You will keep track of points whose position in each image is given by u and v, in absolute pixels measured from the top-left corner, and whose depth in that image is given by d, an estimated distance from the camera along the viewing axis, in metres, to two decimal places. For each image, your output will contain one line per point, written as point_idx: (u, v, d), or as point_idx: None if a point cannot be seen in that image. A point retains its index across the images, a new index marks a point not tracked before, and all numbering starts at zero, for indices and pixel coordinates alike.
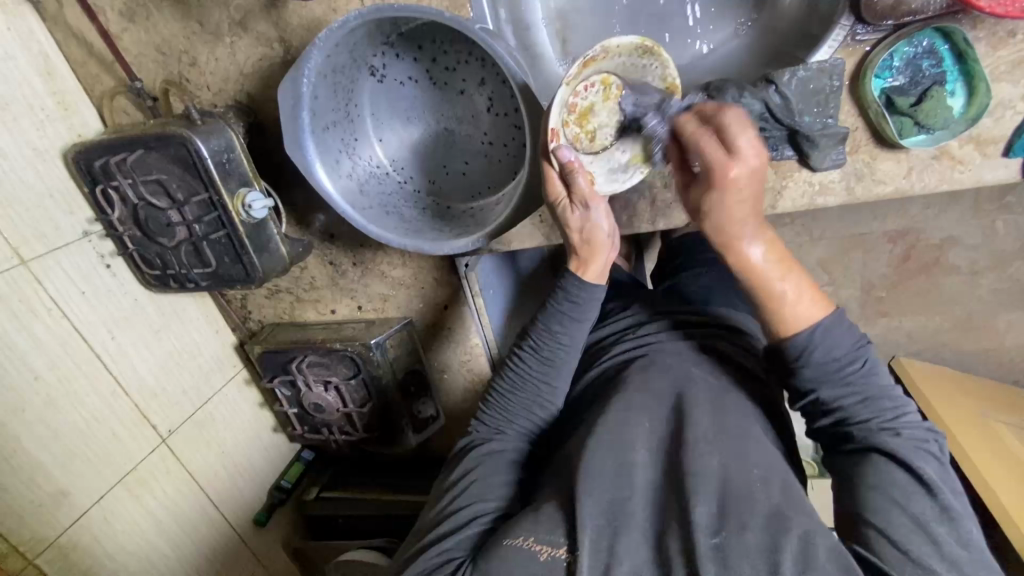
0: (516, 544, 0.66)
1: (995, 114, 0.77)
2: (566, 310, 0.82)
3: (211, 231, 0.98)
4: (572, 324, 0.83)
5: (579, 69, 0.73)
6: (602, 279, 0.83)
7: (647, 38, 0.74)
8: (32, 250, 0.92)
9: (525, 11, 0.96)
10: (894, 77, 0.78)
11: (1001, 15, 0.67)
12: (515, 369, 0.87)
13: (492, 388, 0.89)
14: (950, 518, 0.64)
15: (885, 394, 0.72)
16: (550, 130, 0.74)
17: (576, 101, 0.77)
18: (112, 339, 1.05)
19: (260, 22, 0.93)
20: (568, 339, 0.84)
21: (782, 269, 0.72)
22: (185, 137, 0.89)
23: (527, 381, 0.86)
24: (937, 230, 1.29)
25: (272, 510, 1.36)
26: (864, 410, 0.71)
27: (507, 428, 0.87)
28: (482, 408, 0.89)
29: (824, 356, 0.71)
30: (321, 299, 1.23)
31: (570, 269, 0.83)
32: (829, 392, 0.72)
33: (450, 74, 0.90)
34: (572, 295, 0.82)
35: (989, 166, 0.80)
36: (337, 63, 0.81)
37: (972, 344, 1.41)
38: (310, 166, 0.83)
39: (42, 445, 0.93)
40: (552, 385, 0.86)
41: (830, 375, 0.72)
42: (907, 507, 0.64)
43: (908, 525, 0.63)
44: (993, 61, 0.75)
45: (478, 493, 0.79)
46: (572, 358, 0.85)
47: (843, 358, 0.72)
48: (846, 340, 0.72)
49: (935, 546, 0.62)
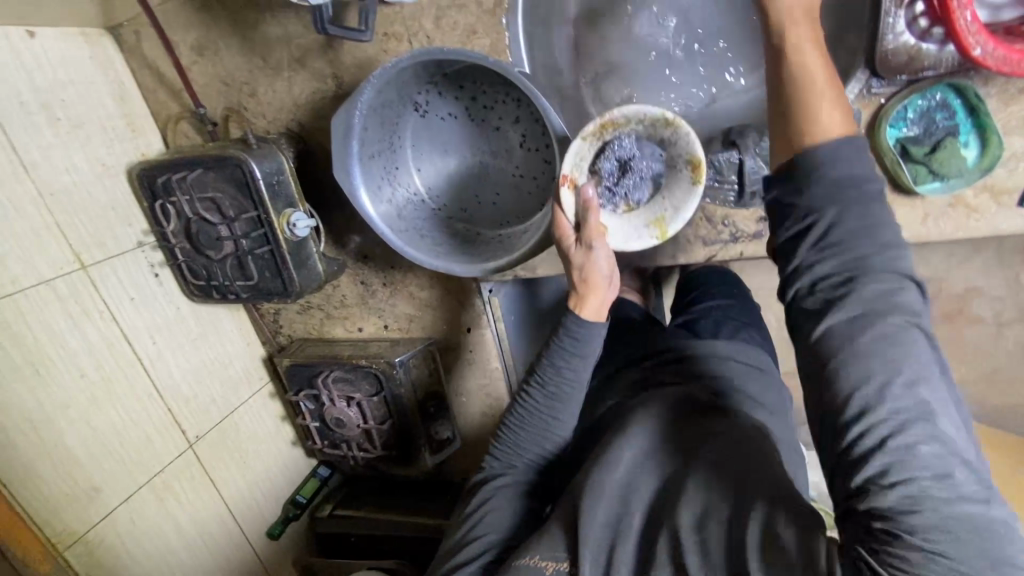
0: (526, 562, 0.73)
1: (1009, 165, 0.78)
2: (567, 346, 0.83)
3: (255, 246, 1.04)
4: (576, 361, 0.83)
5: (597, 128, 0.80)
6: (602, 318, 0.82)
7: (667, 112, 0.77)
8: (92, 257, 1.02)
9: (561, 60, 1.02)
10: (909, 128, 0.79)
11: (1009, 74, 0.65)
12: (523, 405, 0.87)
13: (502, 423, 0.90)
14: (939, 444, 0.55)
15: (892, 259, 0.59)
16: (563, 176, 0.81)
17: (601, 167, 0.82)
18: (153, 344, 1.11)
19: (316, 59, 1.01)
20: (572, 376, 0.84)
21: (829, 82, 0.62)
22: (241, 160, 0.97)
23: (534, 417, 0.86)
24: (959, 280, 1.31)
25: (286, 524, 1.37)
26: (884, 302, 0.58)
27: (518, 460, 0.88)
28: (494, 442, 0.90)
29: (842, 173, 0.59)
30: (349, 317, 1.28)
31: (569, 306, 0.82)
32: (839, 237, 0.59)
33: (487, 111, 0.96)
34: (572, 332, 0.82)
35: (1004, 215, 0.80)
36: (386, 98, 0.88)
37: (1000, 397, 1.39)
38: (355, 191, 0.88)
39: (81, 441, 0.98)
40: (559, 419, 0.86)
41: (857, 241, 0.59)
42: (899, 445, 0.55)
43: (898, 465, 0.55)
44: (1005, 115, 0.76)
45: (489, 525, 0.82)
46: (578, 393, 0.85)
47: (863, 185, 0.59)
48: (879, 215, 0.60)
49: (920, 483, 0.54)
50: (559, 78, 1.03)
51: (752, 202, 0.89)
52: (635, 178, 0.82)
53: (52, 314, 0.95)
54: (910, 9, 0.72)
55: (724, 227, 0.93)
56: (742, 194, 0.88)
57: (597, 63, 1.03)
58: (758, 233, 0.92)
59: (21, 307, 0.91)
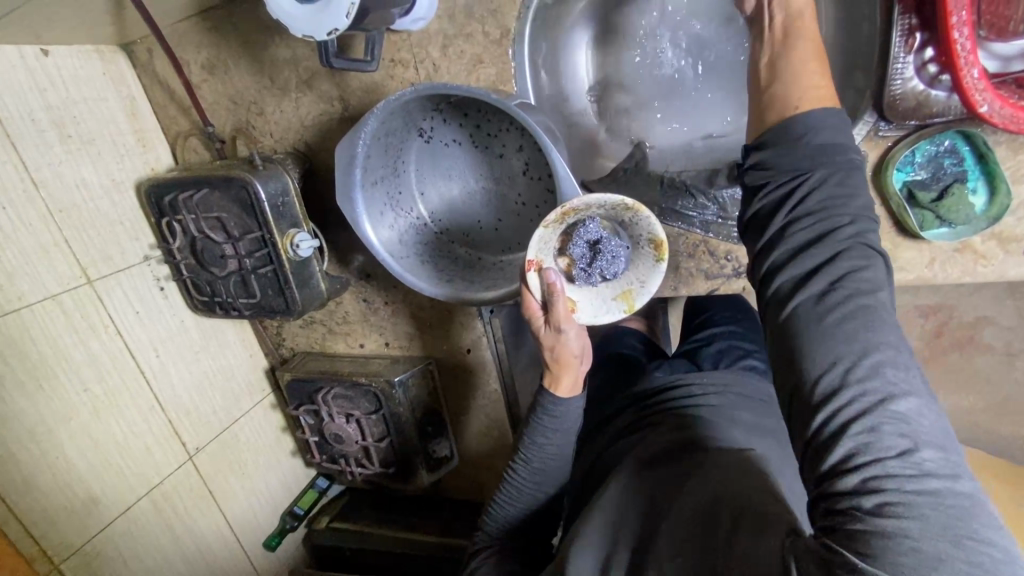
0: None
1: (1018, 213, 0.76)
2: (546, 424, 0.85)
3: (259, 265, 1.05)
4: (556, 436, 0.85)
5: (559, 216, 0.74)
6: (578, 390, 0.85)
7: (626, 200, 0.72)
8: (98, 271, 1.04)
9: (567, 87, 1.03)
10: (916, 172, 0.78)
11: (1016, 131, 0.64)
12: (510, 482, 0.88)
13: (492, 501, 0.91)
14: (911, 424, 0.51)
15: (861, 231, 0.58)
16: (529, 261, 0.75)
17: (569, 250, 0.78)
18: (156, 357, 1.13)
19: (324, 82, 1.02)
20: (554, 450, 0.85)
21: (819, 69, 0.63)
22: (246, 181, 0.97)
23: (522, 492, 0.87)
24: (969, 309, 1.32)
25: (283, 535, 1.38)
26: (859, 279, 0.55)
27: (510, 534, 0.89)
28: (484, 516, 0.92)
29: (826, 140, 0.59)
30: (351, 333, 1.29)
31: (545, 383, 0.85)
32: (812, 197, 0.59)
33: (491, 139, 0.96)
34: (550, 409, 0.84)
35: (1013, 262, 0.78)
36: (390, 126, 0.88)
37: (1009, 429, 1.38)
38: (358, 218, 0.88)
39: (82, 453, 0.99)
40: (547, 490, 0.88)
41: (834, 200, 0.58)
42: (869, 425, 0.51)
43: (867, 446, 0.51)
44: (1015, 163, 0.74)
45: None
46: (563, 464, 0.87)
47: (845, 150, 0.60)
48: (859, 188, 0.58)
49: (890, 463, 0.50)
50: (564, 106, 1.02)
51: None
52: (606, 257, 0.77)
53: (57, 328, 0.97)
54: (920, 54, 0.70)
55: (727, 261, 0.91)
56: None
57: (605, 90, 1.03)
58: None
59: (28, 322, 0.93)
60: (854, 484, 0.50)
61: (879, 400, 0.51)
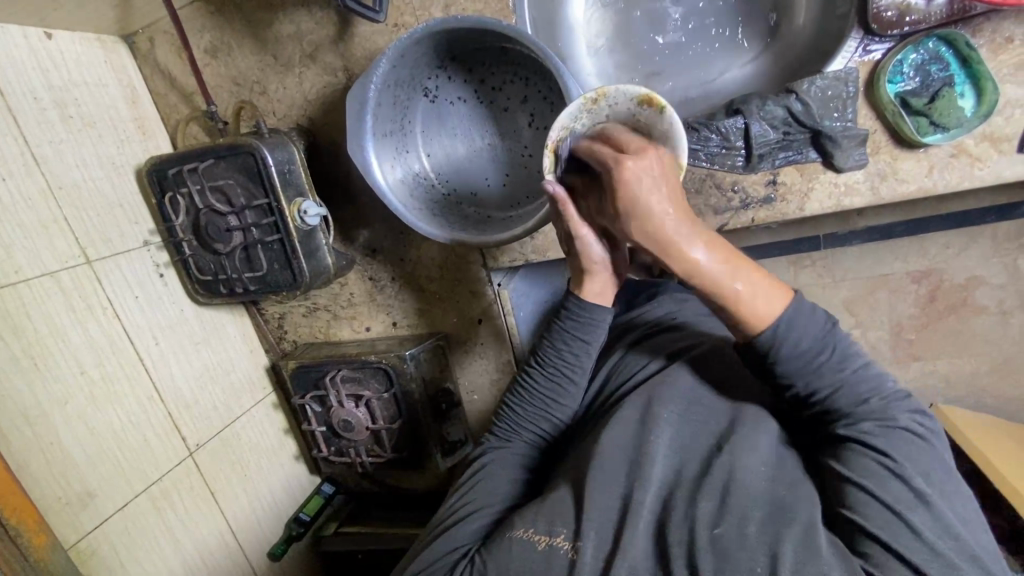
0: (518, 535, 0.67)
1: (1006, 112, 0.80)
2: (571, 330, 0.86)
3: (265, 235, 1.03)
4: (578, 344, 0.86)
5: (553, 160, 0.81)
6: (608, 300, 0.86)
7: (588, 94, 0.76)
8: (96, 251, 1.01)
9: (563, 48, 1.06)
10: (906, 82, 0.83)
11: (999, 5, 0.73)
12: (525, 384, 0.91)
13: (505, 404, 0.92)
14: (925, 502, 0.61)
15: (860, 378, 0.69)
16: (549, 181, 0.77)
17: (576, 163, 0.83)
18: (155, 345, 1.08)
19: (327, 53, 1.05)
20: (575, 358, 0.87)
21: (733, 268, 0.69)
22: (252, 147, 0.98)
23: (534, 397, 0.89)
24: (960, 270, 1.34)
25: (288, 544, 1.28)
26: (797, 347, 0.70)
27: (517, 438, 0.89)
28: (494, 421, 0.92)
29: (791, 351, 0.70)
30: (356, 316, 1.26)
31: (570, 291, 0.87)
32: (804, 385, 0.71)
33: (496, 93, 0.98)
34: (575, 314, 0.85)
35: (1007, 162, 0.81)
36: (399, 76, 0.91)
37: (1011, 389, 1.40)
38: (368, 165, 0.91)
39: (77, 439, 0.93)
40: (562, 399, 0.89)
41: (817, 380, 0.70)
42: (882, 494, 0.62)
43: (884, 512, 0.61)
44: (996, 64, 0.79)
45: (482, 489, 0.81)
46: (578, 378, 0.88)
47: (811, 348, 0.70)
48: (824, 376, 0.70)
49: (909, 526, 0.60)
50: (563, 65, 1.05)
51: (760, 164, 0.88)
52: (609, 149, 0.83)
53: (56, 308, 0.93)
54: None
55: (734, 192, 0.91)
56: (750, 157, 0.88)
57: (600, 49, 1.07)
58: (767, 198, 0.90)
59: (24, 298, 0.89)
60: (869, 538, 0.60)
61: (892, 477, 0.63)
